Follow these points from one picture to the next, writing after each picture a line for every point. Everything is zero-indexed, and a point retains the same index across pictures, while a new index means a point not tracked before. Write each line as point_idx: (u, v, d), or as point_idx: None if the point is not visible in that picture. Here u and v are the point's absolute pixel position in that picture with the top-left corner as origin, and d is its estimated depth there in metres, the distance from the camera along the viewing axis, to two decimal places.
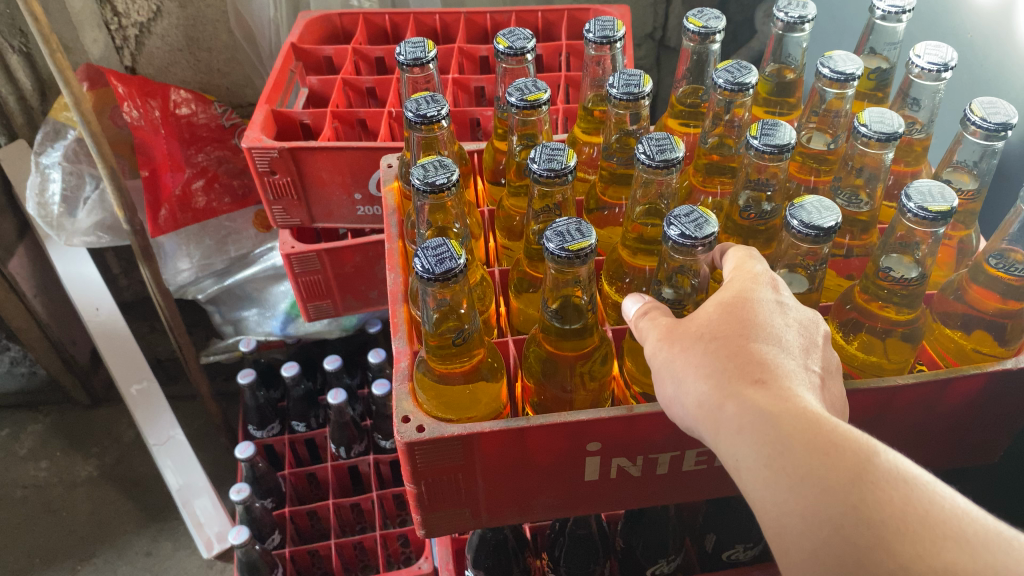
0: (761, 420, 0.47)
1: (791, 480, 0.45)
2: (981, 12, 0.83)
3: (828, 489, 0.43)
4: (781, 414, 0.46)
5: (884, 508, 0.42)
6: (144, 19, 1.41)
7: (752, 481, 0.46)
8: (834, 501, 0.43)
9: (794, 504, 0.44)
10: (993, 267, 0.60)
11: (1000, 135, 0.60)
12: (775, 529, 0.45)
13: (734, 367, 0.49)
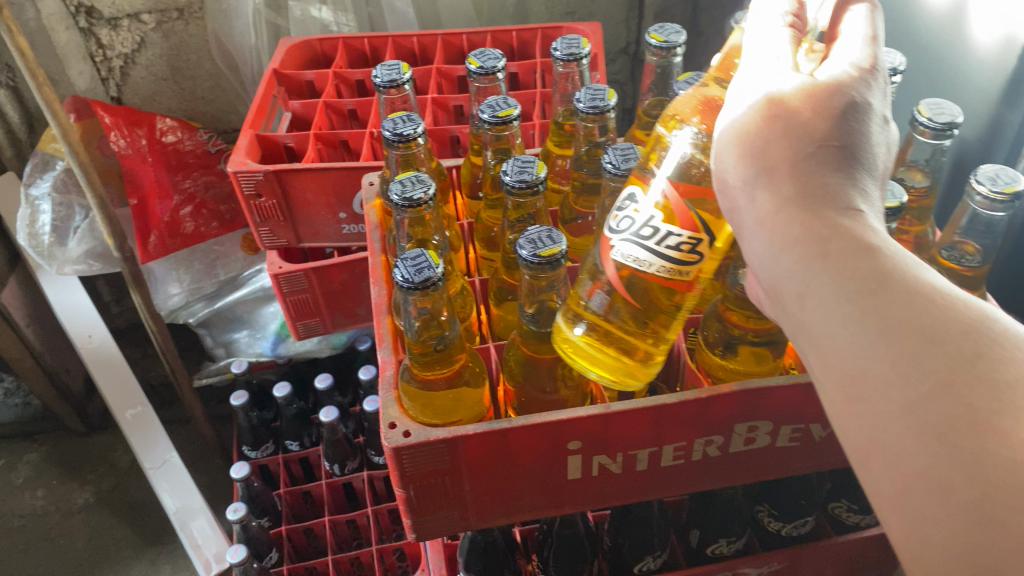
0: (861, 256, 0.46)
1: (891, 323, 0.44)
2: (933, 19, 0.86)
3: (927, 338, 0.43)
4: (879, 255, 0.46)
5: (997, 370, 0.42)
6: (129, 50, 1.44)
7: (830, 317, 0.46)
8: (941, 358, 0.43)
9: (892, 345, 0.44)
10: (945, 258, 0.64)
11: (947, 134, 0.64)
12: (860, 368, 0.45)
13: (828, 193, 0.48)
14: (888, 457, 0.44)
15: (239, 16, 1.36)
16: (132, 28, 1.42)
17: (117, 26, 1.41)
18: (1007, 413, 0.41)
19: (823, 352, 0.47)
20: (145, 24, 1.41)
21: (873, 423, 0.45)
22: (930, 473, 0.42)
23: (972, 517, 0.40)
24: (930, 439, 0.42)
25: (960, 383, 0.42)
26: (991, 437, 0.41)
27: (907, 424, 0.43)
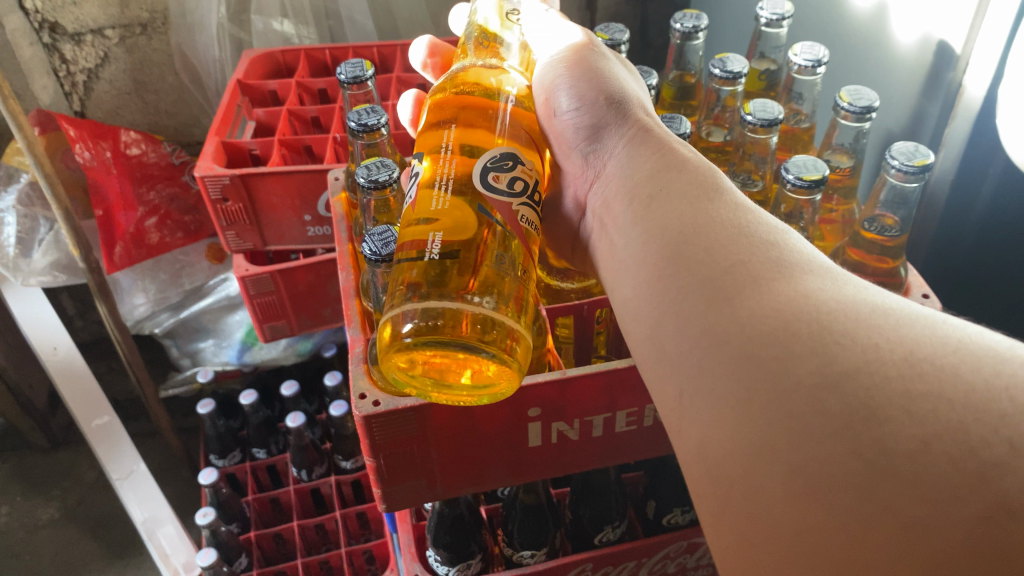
0: (688, 170, 0.57)
1: (702, 211, 0.53)
2: (859, 21, 0.94)
3: (718, 234, 0.51)
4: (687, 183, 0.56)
5: (784, 251, 0.49)
6: (92, 65, 1.47)
7: (648, 235, 0.55)
8: (730, 246, 0.50)
9: (699, 227, 0.52)
10: (868, 231, 0.71)
11: (866, 117, 0.71)
12: (670, 244, 0.52)
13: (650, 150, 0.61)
14: (682, 332, 0.49)
15: (202, 30, 1.40)
16: (96, 43, 1.45)
17: (80, 42, 1.44)
18: (786, 278, 0.47)
19: (642, 242, 0.55)
20: (109, 39, 1.44)
21: (670, 295, 0.51)
22: (709, 328, 0.47)
23: (738, 358, 0.45)
24: (711, 299, 0.48)
25: (750, 255, 0.49)
26: (757, 299, 0.47)
27: (696, 288, 0.49)
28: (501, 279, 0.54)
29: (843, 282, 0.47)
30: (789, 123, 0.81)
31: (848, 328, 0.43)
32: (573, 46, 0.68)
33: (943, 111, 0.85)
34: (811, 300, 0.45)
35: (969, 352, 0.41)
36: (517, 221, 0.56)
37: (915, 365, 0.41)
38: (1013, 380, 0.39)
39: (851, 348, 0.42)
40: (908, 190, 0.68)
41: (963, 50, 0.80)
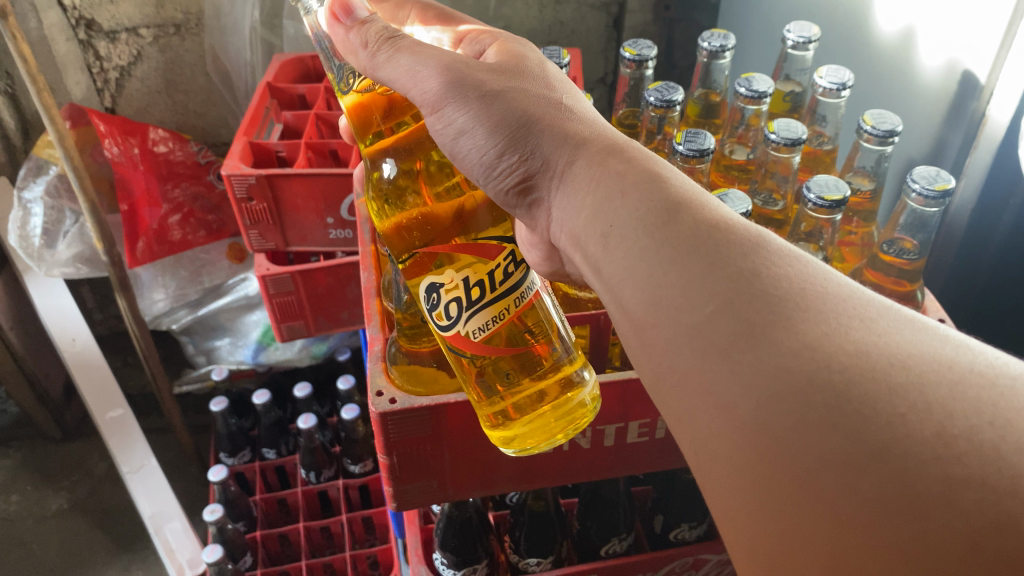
0: (641, 196, 0.50)
1: (668, 264, 0.47)
2: (885, 49, 0.95)
3: (690, 276, 0.45)
4: (640, 213, 0.49)
5: (775, 286, 0.43)
6: (125, 62, 1.49)
7: (624, 283, 0.49)
8: (706, 286, 0.45)
9: (668, 270, 0.47)
10: (886, 253, 0.72)
11: (888, 141, 0.72)
12: (650, 302, 0.47)
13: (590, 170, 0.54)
14: (682, 387, 0.46)
15: (235, 32, 1.42)
16: (130, 41, 1.47)
17: (115, 40, 1.47)
18: (785, 324, 0.42)
19: (622, 299, 0.50)
20: (142, 38, 1.47)
21: (664, 348, 0.47)
22: (710, 388, 0.44)
23: (748, 421, 0.42)
24: (711, 352, 0.44)
25: (738, 301, 0.43)
26: (767, 349, 0.42)
27: (689, 342, 0.45)
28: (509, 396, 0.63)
29: (855, 319, 0.42)
30: (812, 144, 0.82)
31: (870, 393, 0.39)
32: (450, 71, 0.58)
33: (966, 141, 0.86)
34: (822, 356, 0.41)
35: (1009, 428, 0.37)
36: (470, 342, 0.60)
37: (948, 443, 0.37)
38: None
39: (876, 421, 0.39)
40: (928, 215, 0.69)
41: (988, 80, 0.81)
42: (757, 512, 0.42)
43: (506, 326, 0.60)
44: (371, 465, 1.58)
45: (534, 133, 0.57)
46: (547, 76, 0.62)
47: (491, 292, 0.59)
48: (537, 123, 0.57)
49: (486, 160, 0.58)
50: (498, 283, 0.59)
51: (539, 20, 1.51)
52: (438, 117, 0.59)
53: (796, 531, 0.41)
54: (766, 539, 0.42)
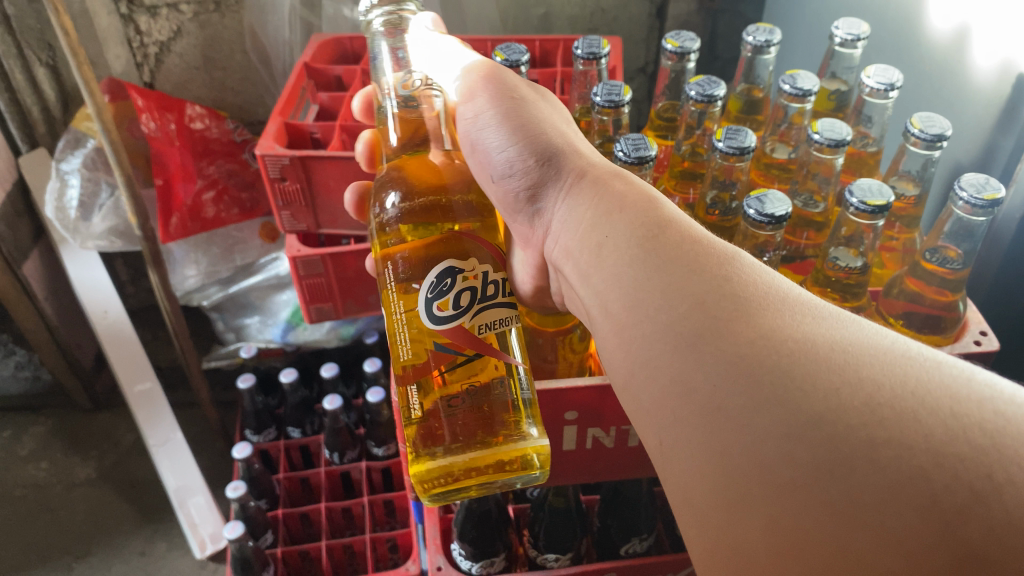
0: (638, 213, 0.54)
1: (650, 275, 0.50)
2: (938, 47, 0.92)
3: (674, 284, 0.49)
4: (631, 223, 0.54)
5: (742, 286, 0.47)
6: (165, 38, 1.50)
7: (607, 283, 0.53)
8: (689, 289, 0.48)
9: (652, 275, 0.50)
10: (929, 261, 0.69)
11: (937, 145, 0.69)
12: (632, 299, 0.50)
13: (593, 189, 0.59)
14: (654, 384, 0.48)
15: (275, 11, 1.41)
16: (171, 17, 1.47)
17: (155, 14, 1.47)
18: (746, 317, 0.46)
19: (604, 300, 0.53)
20: (183, 14, 1.47)
21: (640, 342, 0.49)
22: (682, 373, 0.46)
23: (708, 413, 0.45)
24: (680, 343, 0.47)
25: (708, 295, 0.47)
26: (726, 342, 0.45)
27: (666, 335, 0.48)
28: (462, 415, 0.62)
29: (804, 315, 0.46)
30: (856, 146, 0.80)
31: (813, 386, 0.42)
32: (495, 75, 0.68)
33: (1017, 146, 0.83)
34: (776, 352, 0.44)
35: (927, 395, 0.41)
36: (472, 336, 0.62)
37: (875, 410, 0.41)
38: (990, 446, 0.39)
39: (811, 395, 0.42)
40: (975, 224, 0.66)
41: None
42: (762, 505, 0.42)
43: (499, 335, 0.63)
44: (395, 448, 1.58)
45: (551, 153, 0.63)
46: (560, 119, 0.69)
47: (504, 293, 0.64)
48: (552, 137, 0.64)
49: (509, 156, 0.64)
50: (505, 293, 0.64)
51: (580, 6, 1.48)
52: (471, 107, 0.67)
53: (795, 516, 0.41)
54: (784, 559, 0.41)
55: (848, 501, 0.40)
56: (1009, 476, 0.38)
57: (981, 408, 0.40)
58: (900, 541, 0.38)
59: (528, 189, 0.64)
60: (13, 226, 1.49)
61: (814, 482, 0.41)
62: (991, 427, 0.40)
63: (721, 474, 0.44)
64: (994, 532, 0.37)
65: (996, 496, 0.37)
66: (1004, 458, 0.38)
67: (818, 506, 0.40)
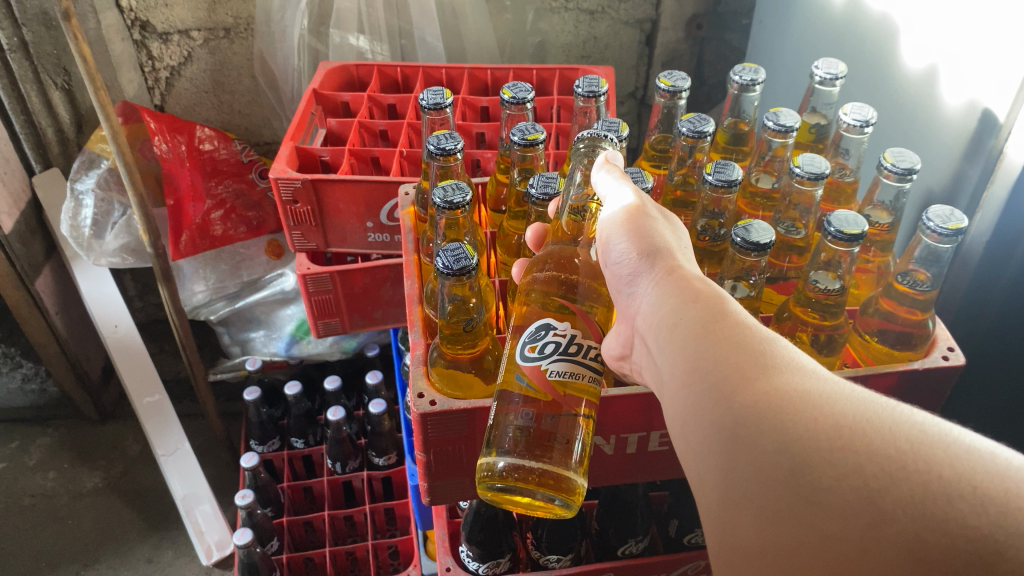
0: (708, 303, 0.57)
1: (706, 345, 0.54)
2: (911, 83, 0.99)
3: (729, 356, 0.53)
4: (700, 307, 0.57)
5: (771, 355, 0.52)
6: (176, 63, 1.56)
7: (669, 355, 0.57)
8: (740, 362, 0.52)
9: (711, 349, 0.54)
10: (901, 284, 0.75)
11: (907, 178, 0.76)
12: (692, 365, 0.54)
13: (676, 282, 0.60)
14: (688, 424, 0.53)
15: (284, 39, 1.47)
16: (182, 43, 1.54)
17: (167, 40, 1.53)
18: (768, 376, 0.51)
19: (670, 371, 0.56)
20: (193, 40, 1.53)
21: (690, 399, 0.54)
22: (719, 422, 0.51)
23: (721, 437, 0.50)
24: (715, 398, 0.52)
25: (745, 361, 0.52)
26: (743, 393, 0.50)
27: (707, 394, 0.52)
28: (526, 436, 0.65)
29: (810, 374, 0.51)
30: (835, 176, 0.87)
31: (796, 418, 0.48)
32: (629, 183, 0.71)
33: (983, 175, 0.90)
34: (782, 400, 0.49)
35: (892, 432, 0.46)
36: (545, 378, 0.65)
37: (837, 429, 0.46)
38: (922, 463, 0.44)
39: (795, 426, 0.47)
40: (942, 249, 0.72)
41: (1007, 119, 0.84)
42: (753, 497, 0.48)
43: (577, 389, 0.66)
44: (395, 458, 1.63)
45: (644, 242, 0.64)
46: (677, 233, 0.69)
47: (587, 357, 0.67)
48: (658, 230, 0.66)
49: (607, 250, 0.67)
50: (590, 355, 0.68)
51: (574, 35, 1.55)
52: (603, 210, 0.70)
53: (776, 500, 0.47)
54: (765, 551, 0.47)
55: (809, 481, 0.46)
56: (919, 469, 0.43)
57: (911, 426, 0.46)
58: (835, 510, 0.44)
59: (626, 275, 0.65)
60: (27, 243, 1.54)
61: (791, 476, 0.46)
62: (913, 436, 0.45)
63: (724, 473, 0.50)
64: (904, 505, 0.43)
65: (906, 479, 0.43)
66: (919, 458, 0.44)
67: (797, 496, 0.46)
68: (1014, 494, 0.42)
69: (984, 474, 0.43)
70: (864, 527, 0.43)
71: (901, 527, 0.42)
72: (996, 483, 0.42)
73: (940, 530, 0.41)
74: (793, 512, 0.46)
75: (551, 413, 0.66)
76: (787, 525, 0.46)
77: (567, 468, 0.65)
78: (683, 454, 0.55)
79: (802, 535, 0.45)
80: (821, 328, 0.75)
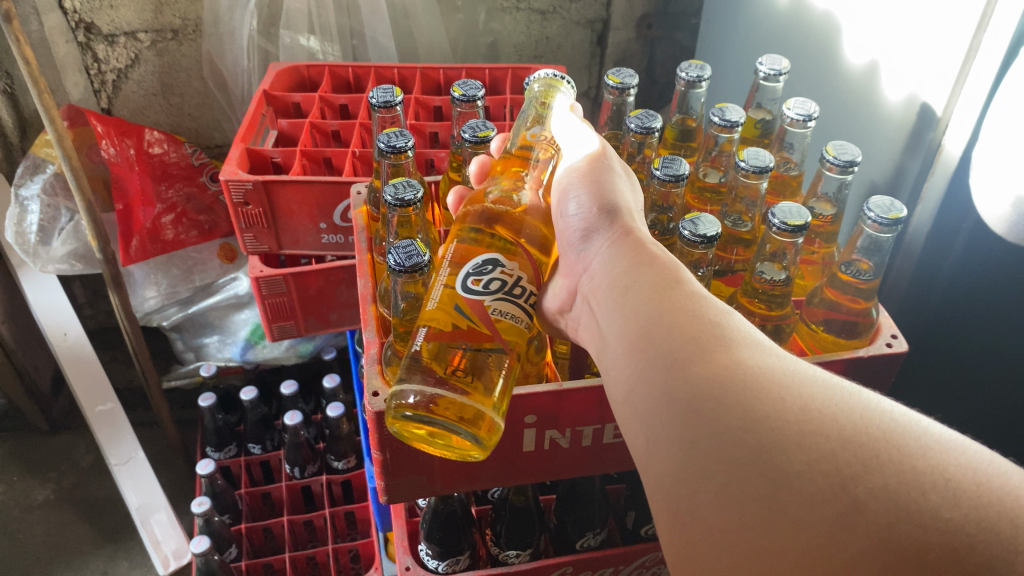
0: (664, 273, 0.58)
1: (663, 310, 0.55)
2: (854, 78, 1.01)
3: (685, 321, 0.53)
4: (658, 276, 0.58)
5: (727, 330, 0.53)
6: (123, 65, 1.53)
7: (622, 317, 0.57)
8: (698, 328, 0.53)
9: (667, 314, 0.54)
10: (845, 273, 0.77)
11: (849, 170, 0.78)
12: (644, 328, 0.55)
13: (633, 252, 0.61)
14: (644, 396, 0.53)
15: (233, 40, 1.46)
16: (128, 45, 1.51)
17: (113, 43, 1.51)
18: (726, 347, 0.51)
19: (620, 333, 0.57)
20: (140, 42, 1.51)
21: (639, 361, 0.54)
22: (673, 389, 0.51)
23: (681, 414, 0.50)
24: (669, 367, 0.52)
25: (702, 333, 0.52)
26: (704, 363, 0.50)
27: (659, 360, 0.52)
28: (452, 364, 0.64)
29: (769, 353, 0.51)
30: (780, 169, 0.89)
31: (766, 398, 0.47)
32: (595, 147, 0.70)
33: (923, 167, 0.92)
34: (744, 371, 0.49)
35: (864, 420, 0.46)
36: (486, 314, 0.64)
37: (808, 415, 0.46)
38: (897, 453, 0.44)
39: (763, 405, 0.47)
40: (883, 239, 0.75)
41: (944, 112, 0.87)
42: (713, 480, 0.47)
43: (510, 330, 0.65)
44: (354, 461, 1.62)
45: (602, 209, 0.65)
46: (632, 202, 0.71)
47: (523, 300, 0.67)
48: (619, 200, 0.67)
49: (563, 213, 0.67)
50: (526, 300, 0.67)
51: (526, 35, 1.56)
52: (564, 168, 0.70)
53: (740, 482, 0.46)
54: (729, 542, 0.46)
55: (774, 463, 0.45)
56: (893, 459, 0.43)
57: (882, 414, 0.46)
58: (806, 497, 0.44)
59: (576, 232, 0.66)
60: None
61: (758, 459, 0.46)
62: (884, 425, 0.45)
63: (681, 452, 0.49)
64: (877, 495, 0.42)
65: (880, 469, 0.43)
66: (892, 447, 0.44)
67: (763, 477, 0.45)
68: (986, 490, 0.42)
69: (957, 466, 0.43)
70: (834, 516, 0.43)
71: (874, 516, 0.42)
72: (969, 475, 0.43)
73: (913, 522, 0.41)
74: (758, 495, 0.45)
75: (483, 349, 0.64)
76: (750, 506, 0.46)
77: (487, 403, 0.64)
78: (630, 424, 0.54)
79: (767, 517, 0.45)
80: (766, 318, 0.77)
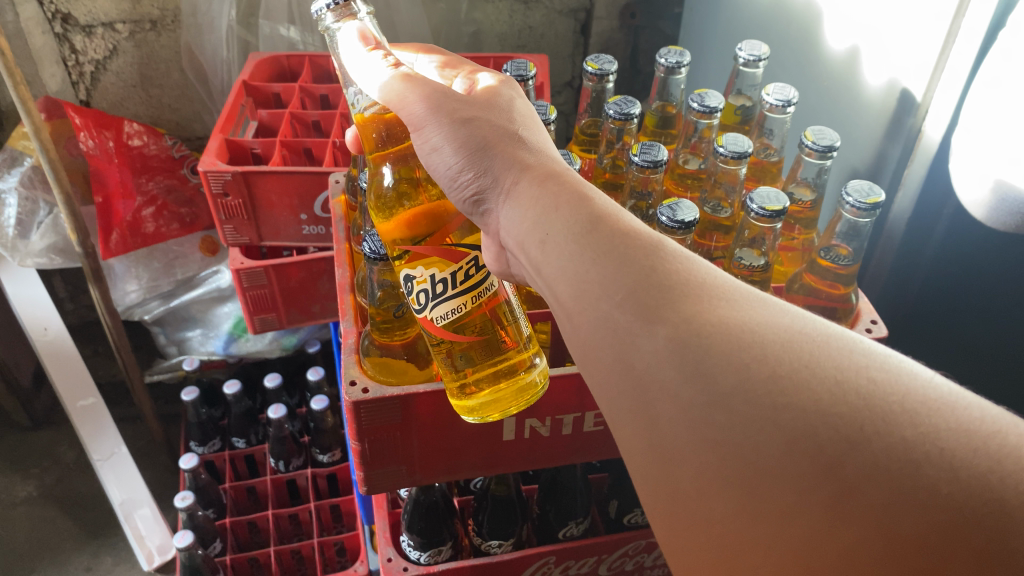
0: (575, 215, 0.54)
1: (589, 269, 0.51)
2: (833, 66, 1.01)
3: (611, 277, 0.50)
4: (567, 226, 0.54)
5: (665, 275, 0.49)
6: (101, 56, 1.52)
7: (552, 278, 0.54)
8: (624, 283, 0.50)
9: (592, 277, 0.51)
10: (823, 258, 0.78)
11: (828, 155, 0.78)
12: (579, 295, 0.52)
13: (539, 197, 0.57)
14: (611, 366, 0.51)
15: (212, 30, 1.44)
16: (106, 36, 1.50)
17: (91, 34, 1.49)
18: (669, 304, 0.48)
19: (560, 300, 0.54)
20: (118, 33, 1.50)
21: (588, 329, 0.51)
22: (633, 360, 0.49)
23: (648, 383, 0.48)
24: (620, 334, 0.49)
25: (635, 288, 0.49)
26: (656, 326, 0.48)
27: (607, 328, 0.50)
28: (481, 374, 0.69)
29: (718, 297, 0.49)
30: (760, 156, 0.89)
31: (735, 366, 0.45)
32: (435, 98, 0.62)
33: (903, 153, 0.92)
34: (695, 330, 0.47)
35: (842, 385, 0.43)
36: (440, 328, 0.66)
37: (778, 382, 0.44)
38: (883, 424, 0.41)
39: (731, 373, 0.45)
40: (861, 224, 0.75)
41: (923, 98, 0.87)
42: (692, 461, 0.46)
43: (480, 313, 0.67)
44: (339, 455, 1.60)
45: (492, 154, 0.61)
46: (515, 115, 0.65)
47: (457, 287, 0.66)
48: (502, 141, 0.61)
49: (451, 172, 0.62)
50: (457, 283, 0.66)
51: (509, 24, 1.56)
52: (419, 135, 0.63)
53: (722, 461, 0.45)
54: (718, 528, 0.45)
55: (750, 446, 0.44)
56: (878, 430, 0.41)
57: (858, 374, 0.43)
58: (796, 480, 0.42)
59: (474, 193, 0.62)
60: None
61: (736, 438, 0.44)
62: (863, 389, 0.43)
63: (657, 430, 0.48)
64: (867, 473, 0.41)
65: (865, 444, 0.41)
66: (876, 416, 0.42)
67: (745, 456, 0.44)
68: (982, 457, 0.40)
69: (948, 432, 0.41)
70: (828, 498, 0.41)
71: (869, 497, 0.40)
72: (963, 440, 0.40)
73: (913, 500, 0.40)
74: (743, 476, 0.44)
75: (462, 352, 0.68)
76: (735, 488, 0.44)
77: (524, 368, 0.71)
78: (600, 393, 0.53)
79: (756, 501, 0.44)
80: None
